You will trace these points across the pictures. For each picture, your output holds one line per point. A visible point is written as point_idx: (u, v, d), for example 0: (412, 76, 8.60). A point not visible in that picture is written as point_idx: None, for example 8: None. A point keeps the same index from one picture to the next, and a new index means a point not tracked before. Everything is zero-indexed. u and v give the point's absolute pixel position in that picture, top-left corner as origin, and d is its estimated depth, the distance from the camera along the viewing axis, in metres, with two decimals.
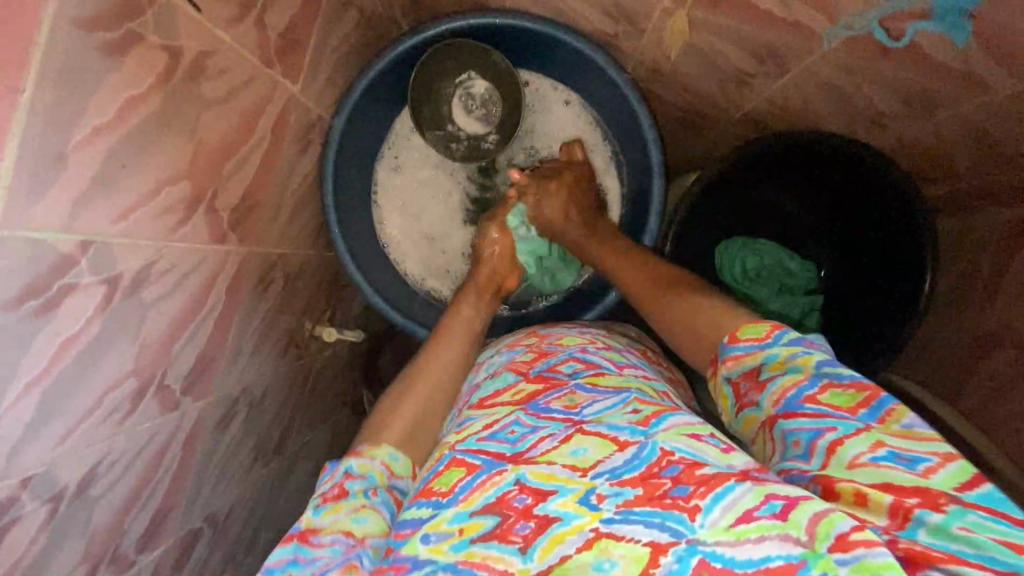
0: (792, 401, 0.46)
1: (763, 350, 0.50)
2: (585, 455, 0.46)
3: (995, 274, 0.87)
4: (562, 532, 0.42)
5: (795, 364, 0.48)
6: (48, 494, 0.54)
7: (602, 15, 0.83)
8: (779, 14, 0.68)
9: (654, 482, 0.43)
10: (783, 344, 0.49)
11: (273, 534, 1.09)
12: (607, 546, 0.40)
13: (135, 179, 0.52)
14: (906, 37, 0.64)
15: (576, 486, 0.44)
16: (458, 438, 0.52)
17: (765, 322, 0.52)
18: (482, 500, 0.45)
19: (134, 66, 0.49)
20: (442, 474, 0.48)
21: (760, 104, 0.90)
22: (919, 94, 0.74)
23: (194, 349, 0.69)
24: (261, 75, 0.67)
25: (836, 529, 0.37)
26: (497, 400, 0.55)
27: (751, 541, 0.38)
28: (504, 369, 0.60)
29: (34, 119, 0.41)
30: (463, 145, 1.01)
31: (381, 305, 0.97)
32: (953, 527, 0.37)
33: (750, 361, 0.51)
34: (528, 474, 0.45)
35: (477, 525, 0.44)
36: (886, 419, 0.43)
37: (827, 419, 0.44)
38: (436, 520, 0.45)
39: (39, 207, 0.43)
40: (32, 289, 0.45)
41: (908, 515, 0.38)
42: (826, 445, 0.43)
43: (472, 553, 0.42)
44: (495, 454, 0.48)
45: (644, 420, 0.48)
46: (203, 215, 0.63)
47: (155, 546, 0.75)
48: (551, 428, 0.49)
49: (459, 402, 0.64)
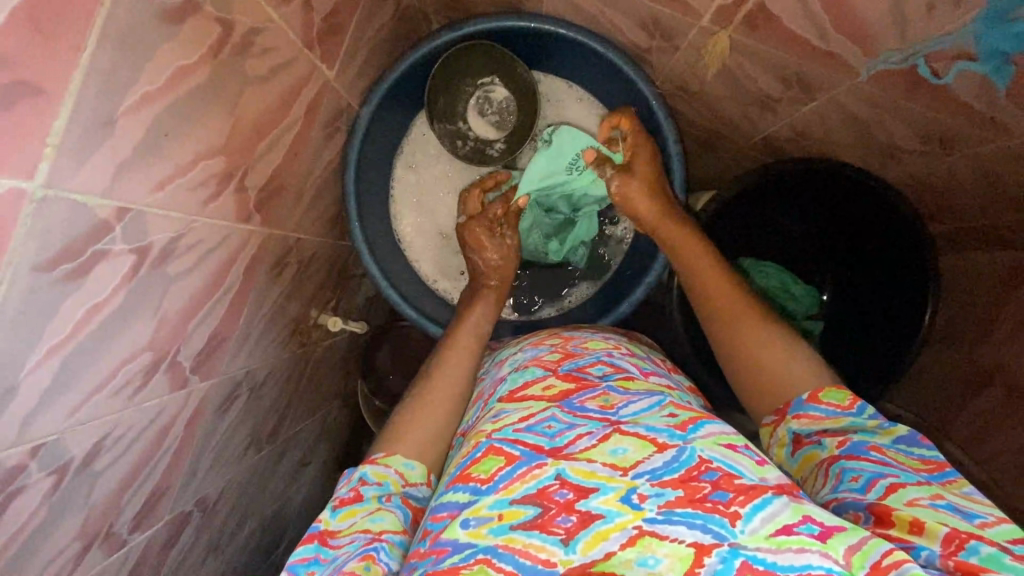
0: (857, 447, 0.50)
1: (845, 416, 0.53)
2: (625, 454, 0.47)
3: (992, 314, 0.90)
4: (605, 529, 0.42)
5: (874, 429, 0.52)
6: (54, 465, 0.52)
7: (638, 29, 0.84)
8: (815, 44, 0.70)
9: (694, 485, 0.44)
10: (866, 415, 0.53)
11: (257, 522, 1.08)
12: (650, 543, 0.41)
13: (175, 149, 0.51)
14: (947, 76, 0.65)
15: (618, 485, 0.45)
16: (494, 426, 0.52)
17: (846, 390, 0.56)
18: (523, 490, 0.45)
19: (189, 35, 0.48)
20: (480, 461, 0.49)
21: (780, 130, 0.92)
22: (938, 133, 0.77)
23: (207, 327, 0.67)
24: (301, 57, 0.66)
25: (870, 558, 0.40)
26: (527, 393, 0.55)
27: (792, 551, 0.40)
28: (529, 366, 0.60)
29: (90, 78, 0.40)
30: (469, 144, 1.00)
31: (394, 298, 0.96)
32: (1005, 559, 0.39)
33: (832, 423, 0.54)
34: (569, 470, 0.46)
35: (517, 513, 0.44)
36: (949, 484, 0.46)
37: (890, 467, 0.47)
38: (475, 506, 0.45)
39: (84, 169, 0.42)
40: (67, 252, 0.44)
41: (963, 544, 0.40)
42: (886, 484, 0.46)
43: (512, 540, 0.43)
44: (534, 446, 0.48)
45: (682, 425, 0.49)
46: (232, 192, 0.62)
47: (147, 526, 0.73)
48: (588, 426, 0.50)
49: (482, 396, 0.64)
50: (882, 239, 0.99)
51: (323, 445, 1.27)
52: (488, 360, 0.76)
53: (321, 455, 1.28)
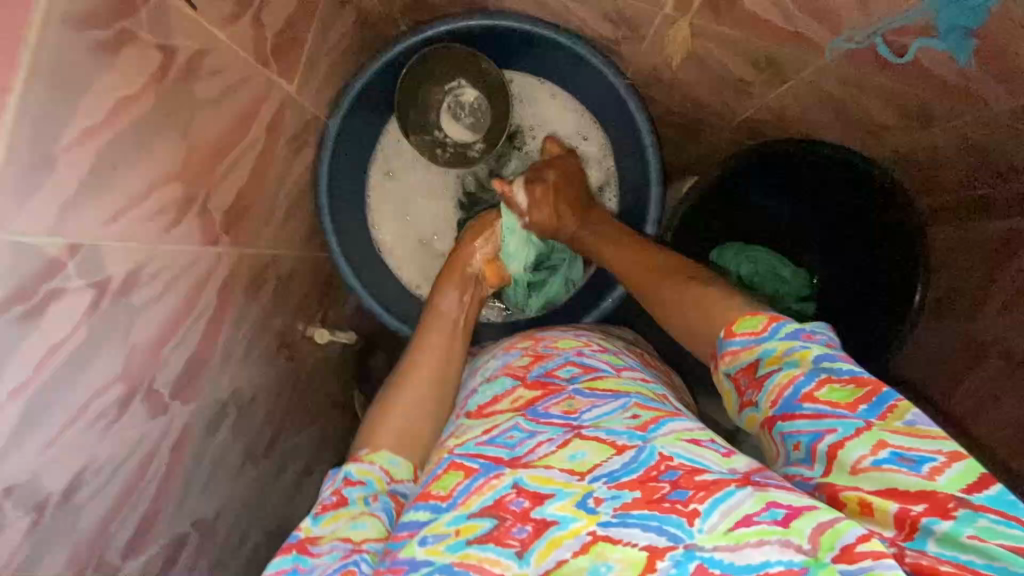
0: (790, 402, 0.45)
1: (759, 345, 0.49)
2: (582, 459, 0.47)
3: (986, 282, 0.88)
4: (559, 536, 0.43)
5: (792, 358, 0.47)
6: (31, 503, 0.52)
7: (602, 20, 0.82)
8: (781, 25, 0.68)
9: (652, 485, 0.43)
10: (778, 339, 0.48)
11: (262, 537, 1.08)
12: (603, 550, 0.41)
13: (126, 180, 0.51)
14: (908, 55, 0.64)
15: (574, 490, 0.45)
16: (457, 442, 0.53)
17: (761, 315, 0.51)
18: (480, 502, 0.46)
19: (126, 64, 0.47)
20: (439, 478, 0.49)
21: (757, 113, 0.90)
22: (916, 107, 0.74)
23: (183, 352, 0.67)
24: (257, 75, 0.65)
25: (841, 540, 0.38)
26: (496, 406, 0.55)
27: (750, 546, 0.39)
28: (500, 376, 0.60)
29: (20, 118, 0.40)
30: (449, 151, 0.98)
31: (374, 307, 0.95)
32: (961, 536, 0.38)
33: (747, 357, 0.50)
34: (526, 478, 0.46)
35: (474, 527, 0.45)
36: (889, 415, 0.43)
37: (826, 419, 0.44)
38: (435, 523, 0.46)
39: (25, 210, 0.42)
40: (16, 294, 0.43)
41: (916, 523, 0.39)
42: (826, 450, 0.43)
43: (467, 556, 0.43)
44: (493, 458, 0.49)
45: (643, 425, 0.49)
46: (195, 216, 0.62)
47: (142, 551, 0.73)
48: (549, 433, 0.50)
49: (457, 411, 0.63)
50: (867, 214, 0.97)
51: (325, 456, 1.28)
52: (466, 367, 0.75)
53: (324, 466, 1.28)
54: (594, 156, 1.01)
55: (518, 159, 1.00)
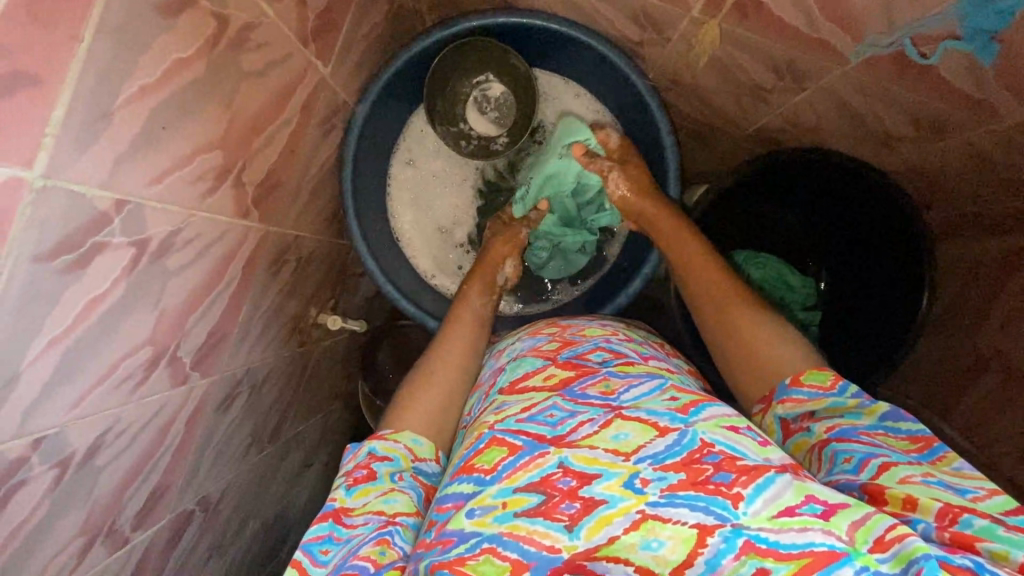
0: (848, 431, 0.51)
1: (827, 396, 0.54)
2: (627, 439, 0.48)
3: (991, 293, 0.90)
4: (609, 513, 0.43)
5: (859, 411, 0.52)
6: (56, 458, 0.52)
7: (630, 22, 0.85)
8: (805, 31, 0.71)
9: (696, 467, 0.44)
10: (846, 394, 0.53)
11: (260, 523, 1.07)
12: (654, 527, 0.42)
13: (173, 142, 0.52)
14: (934, 56, 0.66)
15: (621, 469, 0.45)
16: (496, 418, 0.53)
17: (827, 371, 0.56)
18: (526, 478, 0.46)
19: (185, 28, 0.49)
20: (483, 452, 0.50)
21: (773, 121, 0.93)
22: (931, 119, 0.77)
23: (207, 322, 0.68)
24: (297, 54, 0.67)
25: (873, 534, 0.40)
26: (528, 384, 0.57)
27: (794, 531, 0.40)
28: (528, 356, 0.62)
29: (88, 68, 0.41)
30: (473, 144, 1.01)
31: (392, 294, 0.96)
32: (998, 530, 0.40)
33: (812, 405, 0.54)
34: (571, 458, 0.47)
35: (521, 500, 0.45)
36: (939, 461, 0.47)
37: (880, 448, 0.48)
38: (480, 495, 0.46)
39: (82, 160, 0.43)
40: (66, 243, 0.44)
41: (956, 517, 0.41)
42: (878, 464, 0.47)
43: (516, 527, 0.44)
44: (536, 436, 0.50)
45: (683, 408, 0.50)
46: (230, 186, 0.63)
47: (150, 524, 0.73)
48: (590, 413, 0.51)
49: (481, 386, 0.64)
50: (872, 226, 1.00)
51: (325, 446, 1.27)
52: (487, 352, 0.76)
53: (324, 456, 1.28)
54: None
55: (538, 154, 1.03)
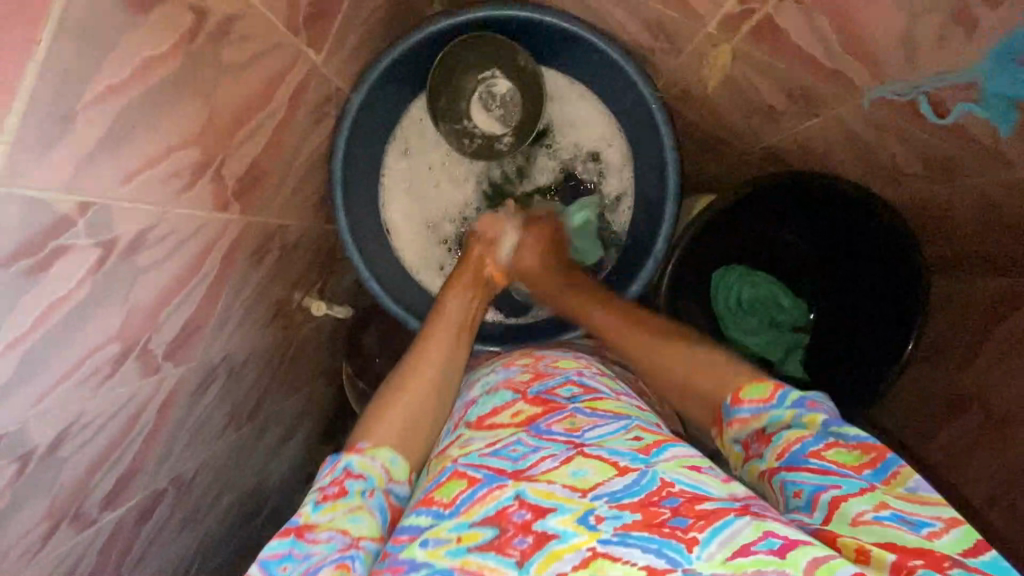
0: (797, 456, 0.50)
1: (768, 410, 0.54)
2: (585, 477, 0.48)
3: (979, 338, 0.89)
4: (559, 548, 0.43)
5: (799, 424, 0.52)
6: (17, 453, 0.52)
7: (643, 29, 0.81)
8: (822, 60, 0.68)
9: (653, 510, 0.45)
10: (787, 406, 0.54)
11: (235, 496, 1.09)
12: (602, 566, 0.42)
13: (144, 141, 0.49)
14: (950, 115, 0.65)
15: (576, 506, 0.46)
16: (460, 451, 0.54)
17: (766, 382, 0.57)
18: (483, 512, 0.47)
19: (158, 24, 0.46)
20: (443, 485, 0.51)
21: (782, 141, 0.89)
22: (941, 159, 0.74)
23: (181, 315, 0.67)
24: (286, 42, 0.63)
25: (838, 573, 0.39)
26: (496, 420, 0.57)
27: (748, 575, 0.40)
28: (500, 388, 0.62)
29: (46, 72, 0.38)
30: (477, 141, 0.98)
31: (374, 290, 0.93)
32: None
33: (756, 420, 0.55)
34: (528, 491, 0.47)
35: (476, 535, 0.46)
36: (891, 481, 0.46)
37: (830, 475, 0.47)
38: (436, 528, 0.47)
39: (39, 166, 0.41)
40: (24, 248, 0.42)
41: (912, 571, 0.41)
42: (828, 499, 0.46)
43: (468, 562, 0.44)
44: (497, 469, 0.50)
45: (646, 449, 0.51)
46: (209, 181, 0.60)
47: (119, 504, 0.74)
48: (552, 449, 0.52)
49: (452, 417, 0.64)
50: (872, 258, 0.99)
51: (306, 422, 1.28)
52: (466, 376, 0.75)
53: (304, 432, 1.29)
54: (614, 163, 1.00)
55: (545, 156, 1.00)
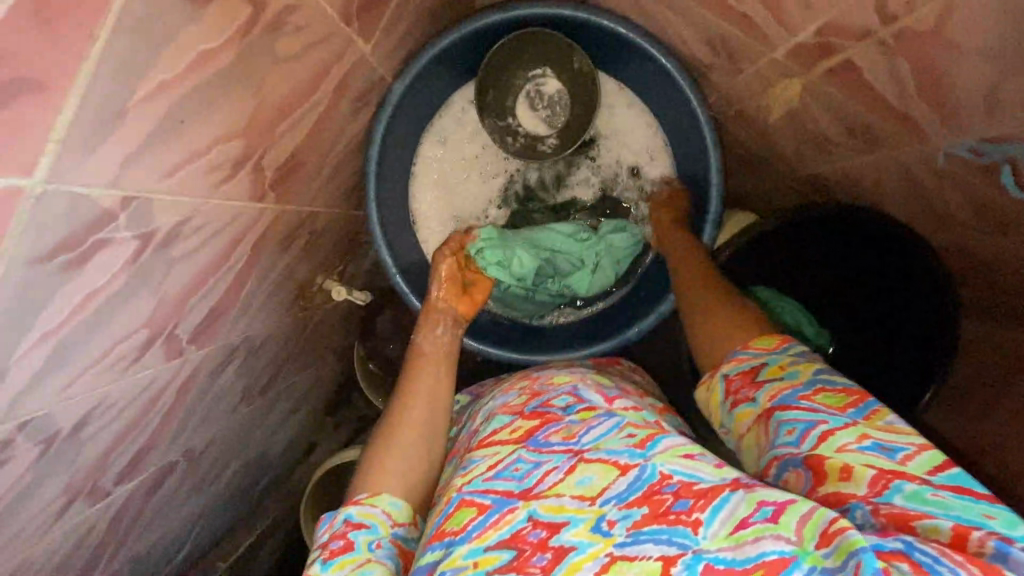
0: (788, 398, 0.51)
1: (768, 355, 0.57)
2: (591, 484, 0.48)
3: (998, 389, 0.88)
4: (579, 559, 0.43)
5: (793, 371, 0.53)
6: (43, 436, 0.52)
7: (703, 44, 0.78)
8: (891, 102, 0.65)
9: (657, 500, 0.45)
10: (787, 352, 0.56)
11: (240, 467, 1.10)
12: (621, 568, 0.42)
13: (191, 135, 0.48)
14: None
15: (588, 515, 0.46)
16: (463, 479, 0.52)
17: (774, 336, 0.59)
18: (497, 536, 0.46)
19: (215, 16, 0.44)
20: (453, 515, 0.49)
21: (828, 172, 0.86)
22: (996, 213, 0.71)
23: (208, 301, 0.66)
24: (338, 32, 0.61)
25: (820, 526, 0.40)
26: (495, 438, 0.56)
27: (749, 544, 0.40)
28: (499, 412, 0.61)
29: (102, 68, 0.37)
30: (519, 141, 0.97)
31: (401, 287, 0.91)
32: (926, 494, 0.41)
33: (755, 363, 0.57)
34: (540, 510, 0.47)
35: (492, 559, 0.45)
36: (871, 417, 0.47)
37: (819, 413, 0.48)
38: (451, 556, 0.46)
39: (87, 163, 0.39)
40: (66, 243, 0.41)
41: (887, 484, 0.42)
42: (817, 433, 0.47)
43: None
44: (504, 492, 0.49)
45: (641, 443, 0.50)
46: (248, 172, 0.59)
47: (133, 478, 0.74)
48: (553, 461, 0.51)
49: (458, 450, 0.62)
50: (897, 298, 0.97)
51: (313, 397, 1.29)
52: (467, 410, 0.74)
53: (310, 407, 1.30)
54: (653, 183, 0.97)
55: (587, 168, 0.98)
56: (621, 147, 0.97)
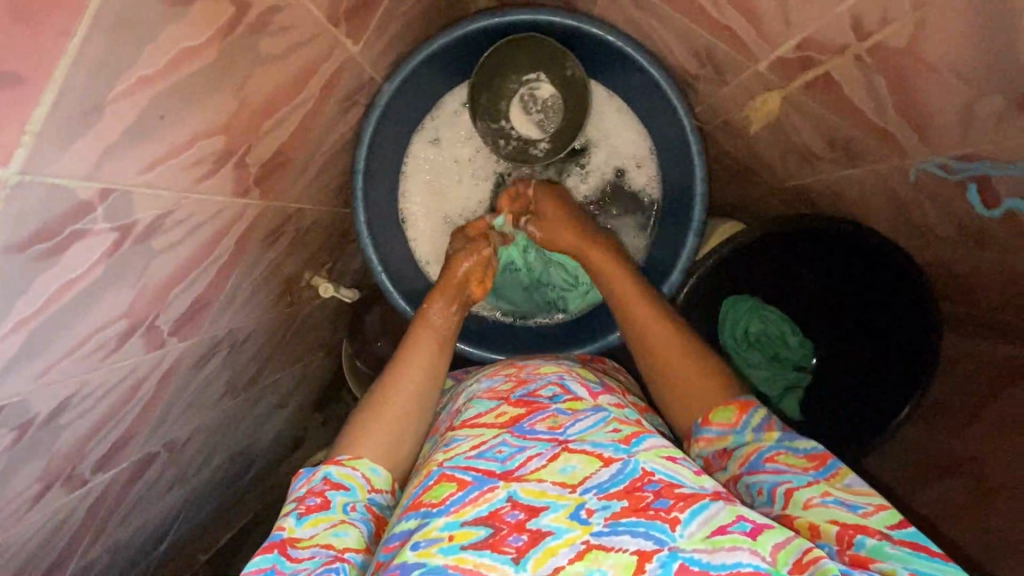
0: (756, 462, 0.55)
1: (733, 433, 0.58)
2: (573, 472, 0.49)
3: (978, 405, 0.89)
4: (555, 544, 0.44)
5: (759, 437, 0.57)
6: (17, 422, 0.52)
7: (690, 54, 0.79)
8: (871, 118, 0.66)
9: (638, 495, 0.46)
10: (750, 421, 0.58)
11: (224, 460, 1.11)
12: (597, 557, 0.43)
13: (172, 130, 0.48)
14: (997, 209, 0.65)
15: (568, 502, 0.46)
16: (445, 455, 0.53)
17: (732, 405, 0.60)
18: (475, 513, 0.46)
19: (197, 15, 0.45)
20: (432, 488, 0.49)
21: (814, 183, 0.87)
22: (976, 229, 0.72)
23: (190, 294, 0.66)
24: (325, 33, 0.62)
25: (794, 555, 0.44)
26: (479, 420, 0.56)
27: (725, 549, 0.42)
28: (482, 396, 0.60)
29: (80, 64, 0.37)
30: (512, 145, 0.98)
31: (385, 284, 0.92)
32: (885, 547, 0.46)
33: (721, 441, 0.59)
34: (519, 492, 0.47)
35: (468, 534, 0.45)
36: (834, 477, 0.52)
37: (784, 474, 0.53)
38: (426, 529, 0.46)
39: (64, 155, 0.40)
40: (42, 233, 0.42)
41: (852, 539, 0.47)
42: (784, 490, 0.52)
43: (462, 560, 0.43)
44: (485, 471, 0.49)
45: (626, 439, 0.51)
46: (231, 168, 0.60)
47: (112, 467, 0.75)
48: (538, 447, 0.51)
49: (437, 430, 0.63)
50: (880, 312, 0.98)
51: (300, 392, 1.29)
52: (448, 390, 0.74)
53: (297, 401, 1.30)
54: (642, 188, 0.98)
55: (577, 176, 0.98)
56: (613, 154, 0.97)
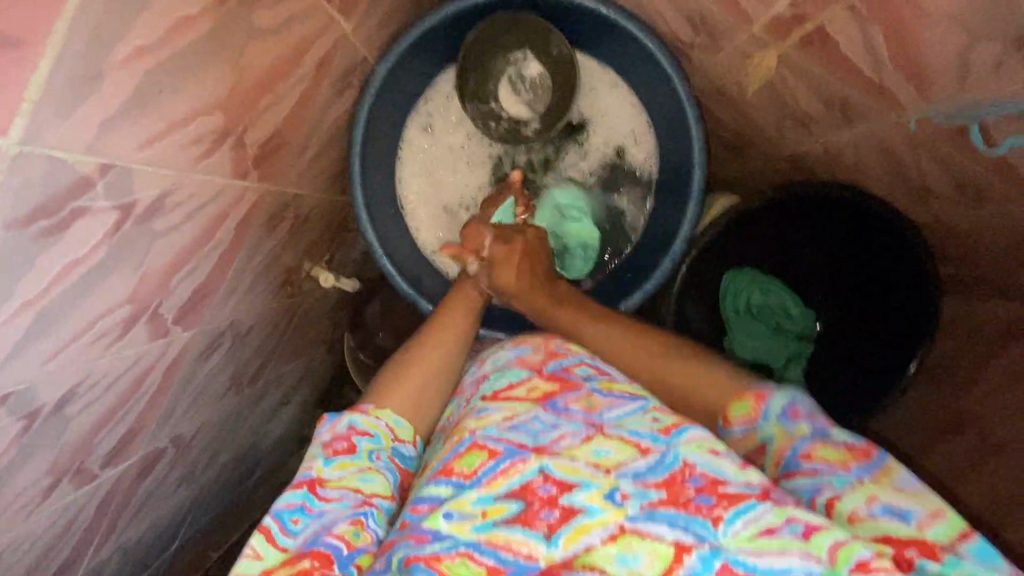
0: (791, 463, 0.50)
1: (757, 428, 0.53)
2: (607, 457, 0.48)
3: (980, 364, 0.88)
4: (587, 523, 0.44)
5: (788, 432, 0.52)
6: (23, 411, 0.52)
7: (683, 22, 0.79)
8: (866, 73, 0.67)
9: (678, 488, 0.45)
10: (771, 414, 0.53)
11: (231, 457, 1.10)
12: (631, 542, 0.43)
13: (169, 104, 0.48)
14: (999, 146, 0.64)
15: (601, 483, 0.46)
16: (477, 423, 0.52)
17: (748, 397, 0.54)
18: (506, 486, 0.47)
19: None
20: (463, 456, 0.49)
21: (811, 149, 0.87)
22: (972, 185, 0.72)
23: (193, 280, 0.66)
24: (317, 7, 0.62)
25: (856, 555, 0.41)
26: (512, 393, 0.54)
27: (772, 553, 0.41)
28: (512, 363, 0.58)
29: (77, 29, 0.37)
30: (502, 125, 0.96)
31: (388, 267, 0.92)
32: (949, 572, 0.41)
33: (748, 440, 0.54)
34: (552, 465, 0.47)
35: (501, 509, 0.46)
36: (880, 477, 0.47)
37: (824, 477, 0.48)
38: (459, 499, 0.46)
39: (63, 125, 0.39)
40: (44, 209, 0.41)
41: (910, 563, 0.42)
42: (826, 501, 0.47)
43: (495, 536, 0.45)
44: (517, 443, 0.49)
45: (666, 430, 0.50)
46: (230, 147, 0.59)
47: (120, 461, 0.74)
48: (571, 428, 0.50)
49: (462, 391, 0.62)
50: (880, 279, 0.98)
51: (304, 386, 1.29)
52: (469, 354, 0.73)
53: (302, 396, 1.30)
54: (641, 164, 0.97)
55: (575, 153, 0.98)
56: (606, 130, 0.97)
